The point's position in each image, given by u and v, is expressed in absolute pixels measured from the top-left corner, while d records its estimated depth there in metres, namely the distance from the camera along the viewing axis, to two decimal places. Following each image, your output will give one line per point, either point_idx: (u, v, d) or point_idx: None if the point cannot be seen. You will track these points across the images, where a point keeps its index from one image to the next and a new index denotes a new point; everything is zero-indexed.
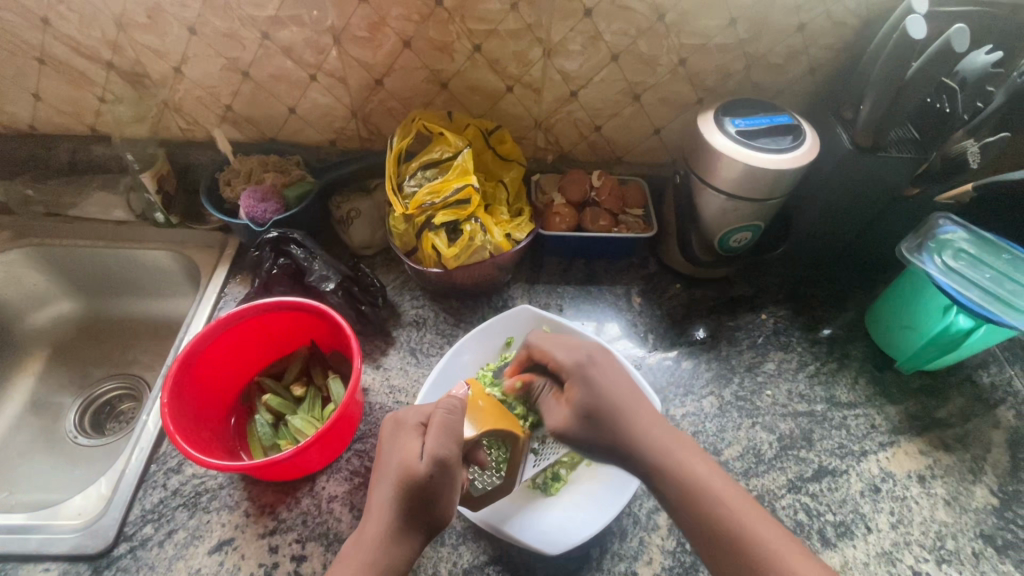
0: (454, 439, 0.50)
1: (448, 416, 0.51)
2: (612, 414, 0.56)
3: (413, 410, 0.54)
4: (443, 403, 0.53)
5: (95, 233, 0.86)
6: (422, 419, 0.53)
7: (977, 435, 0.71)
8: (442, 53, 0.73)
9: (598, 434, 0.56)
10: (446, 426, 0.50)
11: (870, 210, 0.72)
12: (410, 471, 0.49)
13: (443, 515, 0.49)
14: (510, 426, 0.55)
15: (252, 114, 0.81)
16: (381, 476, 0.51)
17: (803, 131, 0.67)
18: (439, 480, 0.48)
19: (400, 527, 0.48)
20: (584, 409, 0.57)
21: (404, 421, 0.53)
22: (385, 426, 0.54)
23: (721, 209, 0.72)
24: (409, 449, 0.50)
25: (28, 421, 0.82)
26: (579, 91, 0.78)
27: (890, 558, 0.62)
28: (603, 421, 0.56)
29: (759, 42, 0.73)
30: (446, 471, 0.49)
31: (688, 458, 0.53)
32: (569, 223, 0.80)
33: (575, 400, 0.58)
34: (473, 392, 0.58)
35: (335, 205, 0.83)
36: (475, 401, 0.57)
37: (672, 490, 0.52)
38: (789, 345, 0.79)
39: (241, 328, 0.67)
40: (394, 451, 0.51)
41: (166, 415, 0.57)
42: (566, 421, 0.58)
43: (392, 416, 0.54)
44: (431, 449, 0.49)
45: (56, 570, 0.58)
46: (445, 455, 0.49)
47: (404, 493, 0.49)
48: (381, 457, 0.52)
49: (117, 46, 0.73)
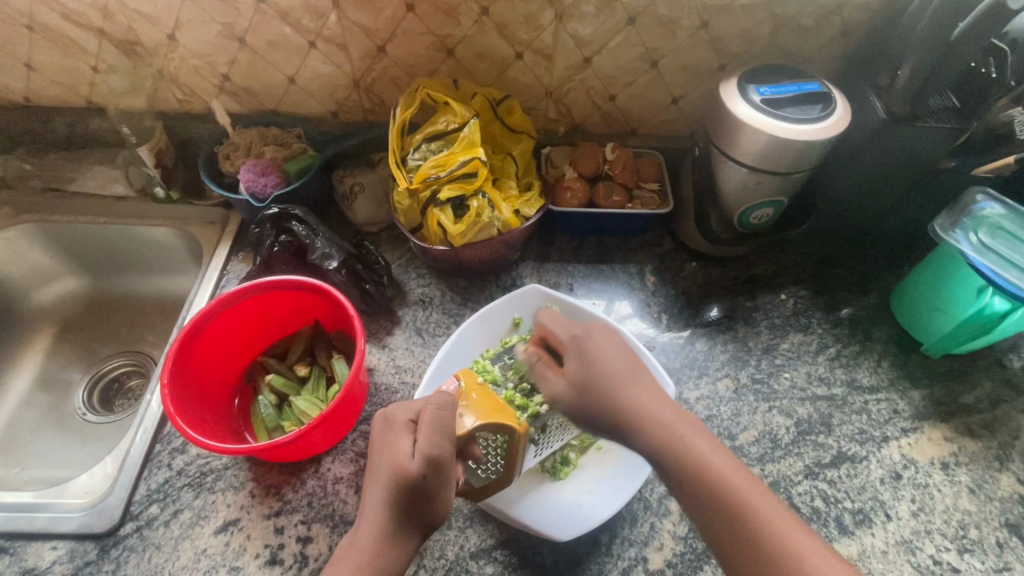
0: (446, 437, 0.48)
1: (439, 412, 0.48)
2: (607, 388, 0.53)
3: (403, 406, 0.52)
4: (432, 399, 0.50)
5: (97, 208, 0.85)
6: (412, 416, 0.51)
7: (1006, 421, 0.68)
8: (448, 17, 0.69)
9: (591, 409, 0.53)
10: (435, 423, 0.48)
11: (902, 184, 0.68)
12: (401, 472, 0.47)
13: (440, 514, 0.48)
14: (509, 420, 0.52)
15: (251, 84, 0.77)
16: (373, 476, 0.50)
17: (834, 99, 0.63)
18: (432, 480, 0.47)
19: (395, 528, 0.47)
20: (581, 383, 0.54)
21: (394, 418, 0.51)
22: (376, 424, 0.52)
23: (742, 183, 0.68)
24: (399, 448, 0.49)
25: (37, 397, 0.82)
26: (593, 57, 0.73)
27: (909, 547, 0.60)
28: (604, 399, 0.53)
29: (788, 2, 0.68)
30: (440, 470, 0.47)
31: (693, 436, 0.50)
32: (581, 198, 0.77)
33: (571, 372, 0.55)
34: (465, 384, 0.56)
35: (339, 179, 0.80)
36: (468, 394, 0.54)
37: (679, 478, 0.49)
38: (810, 326, 0.75)
39: (241, 309, 0.65)
40: (385, 449, 0.50)
41: (165, 397, 0.55)
42: (563, 390, 0.55)
43: (383, 413, 0.53)
44: (423, 448, 0.47)
45: (64, 548, 0.58)
46: (438, 454, 0.47)
47: (397, 493, 0.47)
48: (372, 456, 0.51)
49: (108, 11, 0.69)
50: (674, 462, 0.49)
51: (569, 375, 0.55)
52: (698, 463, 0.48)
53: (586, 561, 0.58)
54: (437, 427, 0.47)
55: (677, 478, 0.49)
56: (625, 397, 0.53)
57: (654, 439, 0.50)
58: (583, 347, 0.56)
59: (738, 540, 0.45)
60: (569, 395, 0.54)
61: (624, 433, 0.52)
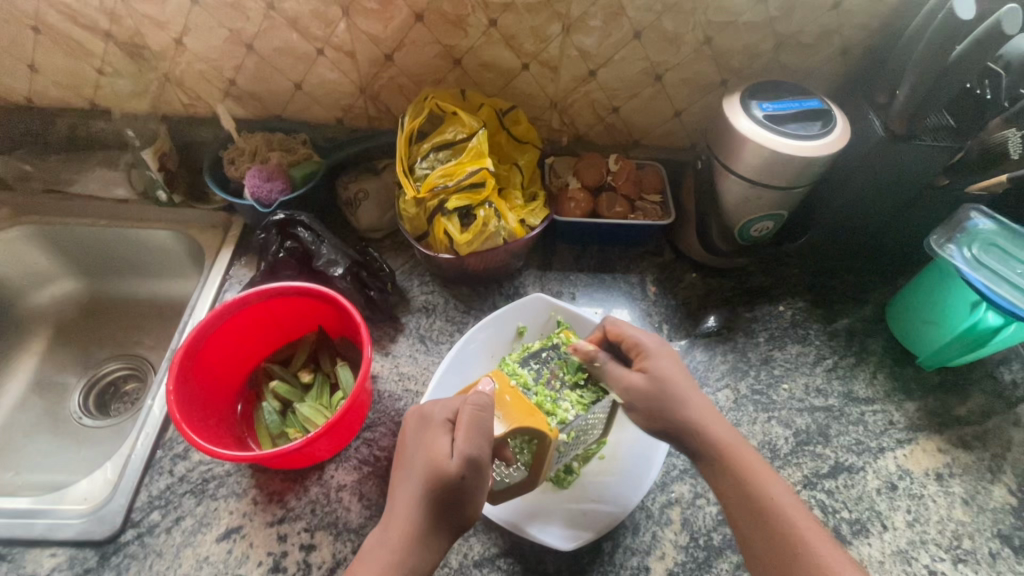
0: (483, 437, 0.48)
1: (477, 413, 0.49)
2: (680, 392, 0.57)
3: (440, 405, 0.52)
4: (471, 398, 0.50)
5: (98, 211, 0.84)
6: (450, 415, 0.51)
7: (997, 434, 0.70)
8: (456, 28, 0.70)
9: (664, 406, 0.56)
10: (475, 423, 0.48)
11: (898, 200, 0.70)
12: (438, 471, 0.47)
13: (472, 516, 0.49)
14: (543, 426, 0.52)
15: (256, 89, 0.77)
16: (408, 472, 0.50)
17: (834, 116, 0.64)
18: (469, 480, 0.47)
19: (428, 527, 0.48)
20: (658, 381, 0.57)
21: (432, 417, 0.51)
22: (413, 421, 0.53)
23: (743, 196, 0.70)
24: (438, 446, 0.49)
25: (32, 400, 0.81)
26: (598, 70, 0.74)
27: (905, 557, 0.61)
28: (674, 401, 0.56)
29: (790, 20, 0.69)
30: (478, 472, 0.47)
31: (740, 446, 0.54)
32: (584, 208, 0.78)
33: (649, 371, 0.58)
34: (499, 386, 0.55)
35: (343, 186, 0.80)
36: (502, 396, 0.54)
37: (724, 479, 0.53)
38: (807, 337, 0.77)
39: (248, 313, 0.65)
40: (422, 448, 0.50)
41: (172, 402, 0.55)
42: (637, 387, 0.58)
43: (419, 411, 0.54)
44: (461, 448, 0.47)
45: (62, 555, 0.58)
46: (476, 455, 0.47)
47: (431, 493, 0.47)
48: (408, 452, 0.51)
49: (115, 14, 0.69)
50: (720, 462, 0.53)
51: (645, 373, 0.58)
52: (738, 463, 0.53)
53: (589, 570, 0.58)
54: (476, 426, 0.48)
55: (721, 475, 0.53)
56: (692, 401, 0.57)
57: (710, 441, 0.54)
58: (665, 355, 0.59)
59: (772, 542, 0.49)
60: (641, 389, 0.57)
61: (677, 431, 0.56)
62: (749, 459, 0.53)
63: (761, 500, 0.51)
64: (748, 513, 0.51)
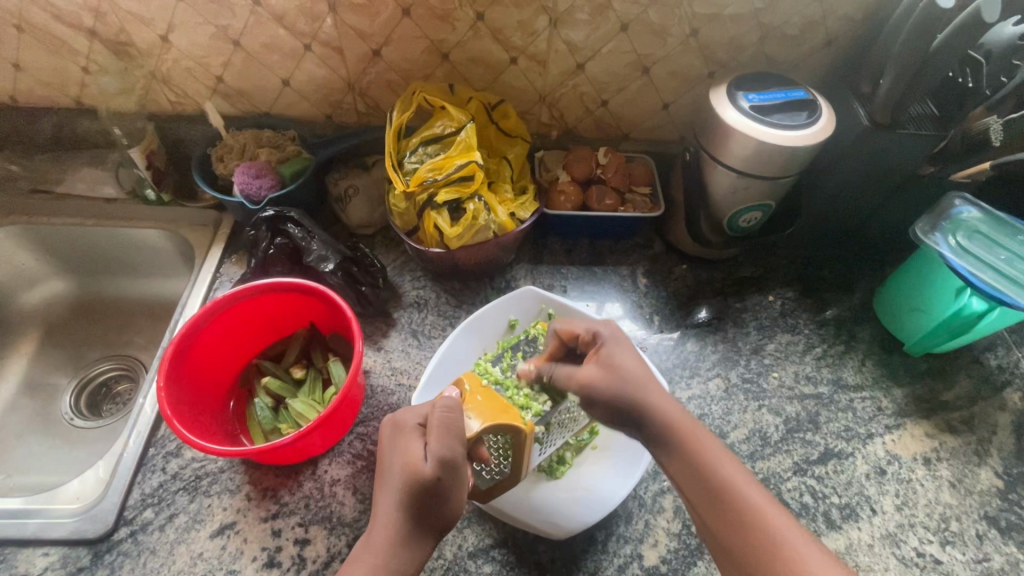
0: (457, 438, 0.48)
1: (448, 414, 0.49)
2: (639, 389, 0.55)
3: (411, 411, 0.53)
4: (440, 401, 0.50)
5: (84, 210, 0.83)
6: (420, 420, 0.52)
7: (984, 418, 0.71)
8: (444, 22, 0.70)
9: (623, 395, 0.55)
10: (445, 425, 0.48)
11: (884, 188, 0.71)
12: (415, 474, 0.48)
13: (453, 514, 0.49)
14: (515, 420, 0.52)
15: (243, 86, 0.77)
16: (385, 480, 0.50)
17: (819, 106, 0.65)
18: (446, 481, 0.47)
19: (409, 530, 0.47)
20: (614, 369, 0.56)
21: (403, 423, 0.52)
22: (385, 431, 0.53)
23: (731, 187, 0.70)
24: (411, 451, 0.49)
25: (22, 402, 0.81)
26: (586, 63, 0.74)
27: (894, 540, 0.62)
28: (629, 391, 0.55)
29: (775, 11, 0.70)
30: (453, 471, 0.48)
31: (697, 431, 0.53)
32: (575, 201, 0.78)
33: (605, 358, 0.57)
34: (468, 388, 0.54)
35: (333, 182, 0.80)
36: (473, 396, 0.53)
37: (685, 473, 0.51)
38: (796, 326, 0.77)
39: (237, 311, 0.65)
40: (396, 454, 0.50)
41: (162, 399, 0.55)
42: (592, 374, 0.56)
43: (390, 420, 0.53)
44: (435, 451, 0.47)
45: (56, 554, 0.57)
46: (450, 456, 0.47)
47: (409, 496, 0.47)
48: (382, 459, 0.51)
49: (100, 11, 0.69)
50: (685, 460, 0.52)
51: (599, 359, 0.57)
52: (702, 458, 0.51)
53: (583, 559, 0.59)
54: (447, 430, 0.48)
55: (680, 471, 0.52)
56: (649, 391, 0.55)
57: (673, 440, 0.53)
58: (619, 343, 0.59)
59: (727, 522, 0.48)
60: (600, 382, 0.56)
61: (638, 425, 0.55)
62: (705, 442, 0.52)
63: (721, 485, 0.49)
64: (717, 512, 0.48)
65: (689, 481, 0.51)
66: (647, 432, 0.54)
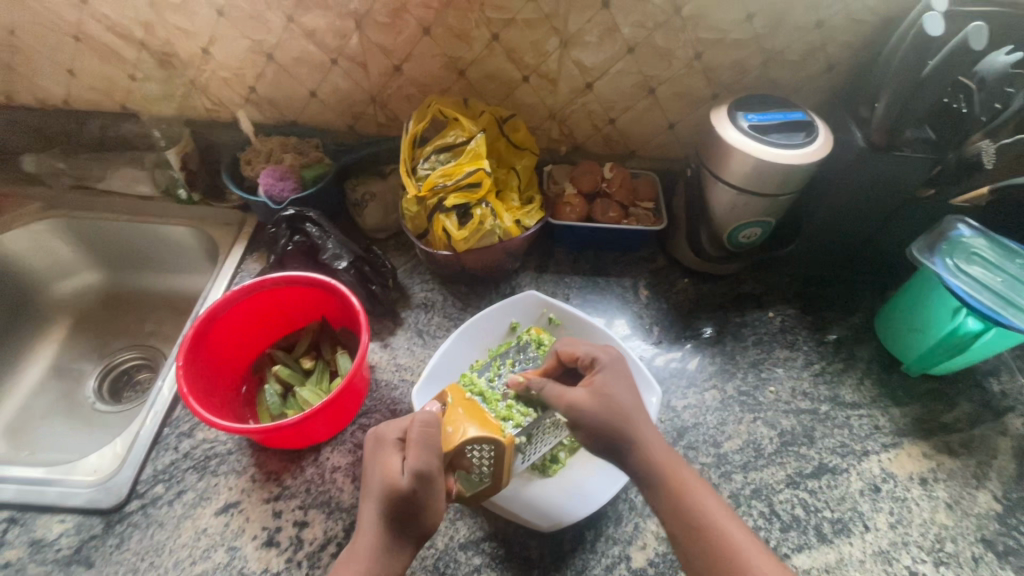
0: (432, 453, 0.50)
1: (424, 430, 0.51)
2: (625, 420, 0.56)
3: (392, 425, 0.55)
4: (419, 416, 0.52)
5: (121, 206, 0.90)
6: (400, 433, 0.54)
7: (984, 441, 0.70)
8: (461, 41, 0.74)
9: (611, 423, 0.56)
10: (421, 440, 0.50)
11: (882, 209, 0.72)
12: (393, 486, 0.50)
13: (431, 523, 0.51)
14: (489, 431, 0.53)
15: (274, 96, 0.83)
16: (366, 492, 0.52)
17: (817, 127, 0.67)
18: (421, 492, 0.49)
19: (390, 538, 0.50)
20: (607, 397, 0.57)
21: (383, 437, 0.54)
22: (367, 446, 0.55)
23: (731, 204, 0.73)
24: (390, 465, 0.51)
25: (49, 385, 0.86)
26: (595, 82, 0.78)
27: (886, 557, 0.62)
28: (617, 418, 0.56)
29: (777, 37, 0.73)
30: (428, 484, 0.49)
31: (677, 467, 0.55)
32: (580, 213, 0.81)
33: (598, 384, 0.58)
34: (452, 401, 0.56)
35: (351, 187, 0.85)
36: (454, 408, 0.55)
37: (669, 511, 0.53)
38: (795, 343, 0.78)
39: (254, 301, 0.69)
40: (376, 469, 0.52)
41: (180, 377, 0.58)
42: (584, 399, 0.57)
43: (373, 434, 0.55)
44: (412, 464, 0.49)
45: (71, 521, 0.61)
46: (425, 470, 0.49)
47: (386, 507, 0.50)
48: (365, 473, 0.54)
49: (149, 25, 0.75)
50: (669, 498, 0.53)
51: (591, 385, 0.58)
52: (687, 497, 0.53)
53: (570, 556, 0.60)
54: (422, 444, 0.50)
55: (671, 516, 0.53)
56: (634, 425, 0.56)
57: (656, 475, 0.54)
58: (610, 370, 0.59)
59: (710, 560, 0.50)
60: (588, 404, 0.56)
61: (624, 458, 0.56)
62: (687, 479, 0.54)
63: (703, 523, 0.51)
64: (702, 549, 0.50)
65: (675, 519, 0.52)
66: (636, 471, 0.55)
